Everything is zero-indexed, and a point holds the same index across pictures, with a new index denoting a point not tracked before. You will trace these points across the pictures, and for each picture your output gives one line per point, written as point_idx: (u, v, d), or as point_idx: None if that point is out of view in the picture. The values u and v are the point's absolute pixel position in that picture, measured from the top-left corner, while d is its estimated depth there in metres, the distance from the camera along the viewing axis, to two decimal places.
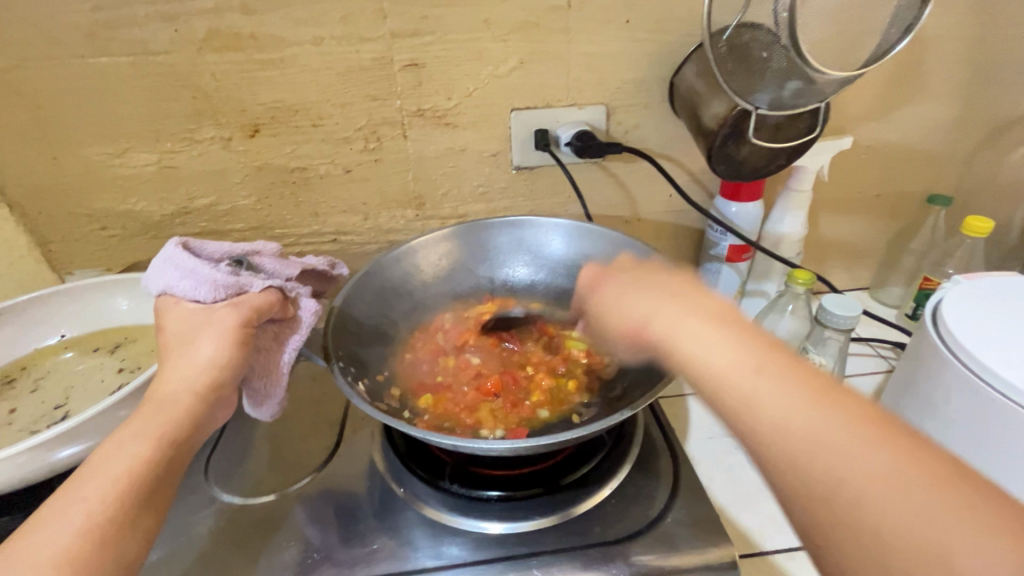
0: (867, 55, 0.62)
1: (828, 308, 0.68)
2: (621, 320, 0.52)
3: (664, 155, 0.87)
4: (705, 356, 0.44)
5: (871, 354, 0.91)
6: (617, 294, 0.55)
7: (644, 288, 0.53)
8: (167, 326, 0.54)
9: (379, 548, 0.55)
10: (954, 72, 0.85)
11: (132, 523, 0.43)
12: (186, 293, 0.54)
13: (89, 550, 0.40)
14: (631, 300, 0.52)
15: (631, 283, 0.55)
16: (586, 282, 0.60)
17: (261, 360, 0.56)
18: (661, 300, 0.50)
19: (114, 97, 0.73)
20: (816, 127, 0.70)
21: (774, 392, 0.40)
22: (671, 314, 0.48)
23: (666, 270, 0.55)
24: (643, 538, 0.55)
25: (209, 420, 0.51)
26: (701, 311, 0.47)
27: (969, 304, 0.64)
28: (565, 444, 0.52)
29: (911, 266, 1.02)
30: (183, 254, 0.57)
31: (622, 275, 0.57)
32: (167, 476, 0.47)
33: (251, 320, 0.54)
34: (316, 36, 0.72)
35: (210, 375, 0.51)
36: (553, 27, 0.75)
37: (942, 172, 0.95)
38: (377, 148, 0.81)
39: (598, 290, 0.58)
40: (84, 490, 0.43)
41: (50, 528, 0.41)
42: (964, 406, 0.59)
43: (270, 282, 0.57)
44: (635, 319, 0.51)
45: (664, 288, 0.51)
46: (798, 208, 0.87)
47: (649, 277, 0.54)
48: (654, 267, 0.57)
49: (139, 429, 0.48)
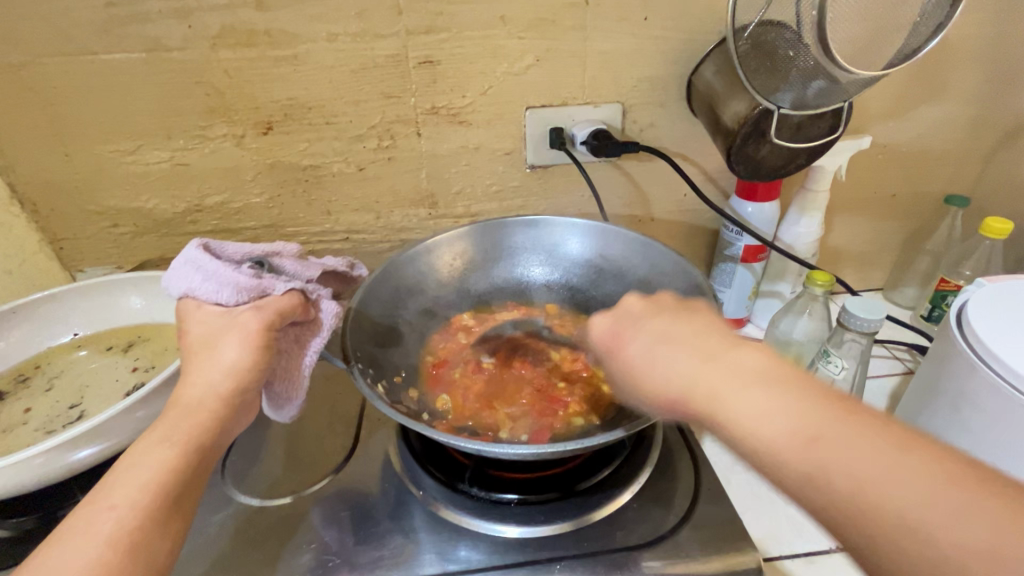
0: (894, 54, 0.61)
1: (850, 310, 0.66)
2: (649, 388, 0.46)
3: (680, 154, 0.86)
4: (767, 435, 0.38)
5: (887, 356, 0.91)
6: (640, 354, 0.47)
7: (673, 349, 0.46)
8: (190, 330, 0.54)
9: (398, 551, 0.55)
10: (974, 71, 0.84)
11: (161, 531, 0.43)
12: (208, 296, 0.54)
13: (118, 559, 0.40)
14: (663, 366, 0.45)
15: (656, 341, 0.47)
16: (599, 336, 0.52)
17: (283, 362, 0.56)
18: (702, 370, 0.43)
19: (127, 94, 0.72)
20: (839, 127, 0.69)
21: (844, 453, 0.35)
22: (719, 386, 0.41)
23: (688, 321, 0.48)
24: (663, 543, 0.54)
25: (233, 424, 0.50)
26: (750, 379, 0.40)
27: (993, 306, 0.63)
28: (588, 449, 0.52)
29: (926, 268, 1.01)
30: (205, 255, 0.57)
31: (639, 328, 0.49)
32: (193, 482, 0.46)
33: (274, 324, 0.53)
34: (331, 33, 0.71)
35: (234, 379, 0.50)
36: (570, 24, 0.74)
37: (959, 173, 0.94)
38: (391, 146, 0.80)
39: (613, 348, 0.50)
40: (112, 497, 0.43)
41: (81, 537, 0.41)
42: (989, 410, 0.58)
43: (292, 283, 0.57)
44: (669, 389, 0.44)
45: (693, 349, 0.45)
46: (814, 208, 0.86)
47: (675, 333, 0.47)
48: (672, 316, 0.49)
49: (165, 434, 0.47)
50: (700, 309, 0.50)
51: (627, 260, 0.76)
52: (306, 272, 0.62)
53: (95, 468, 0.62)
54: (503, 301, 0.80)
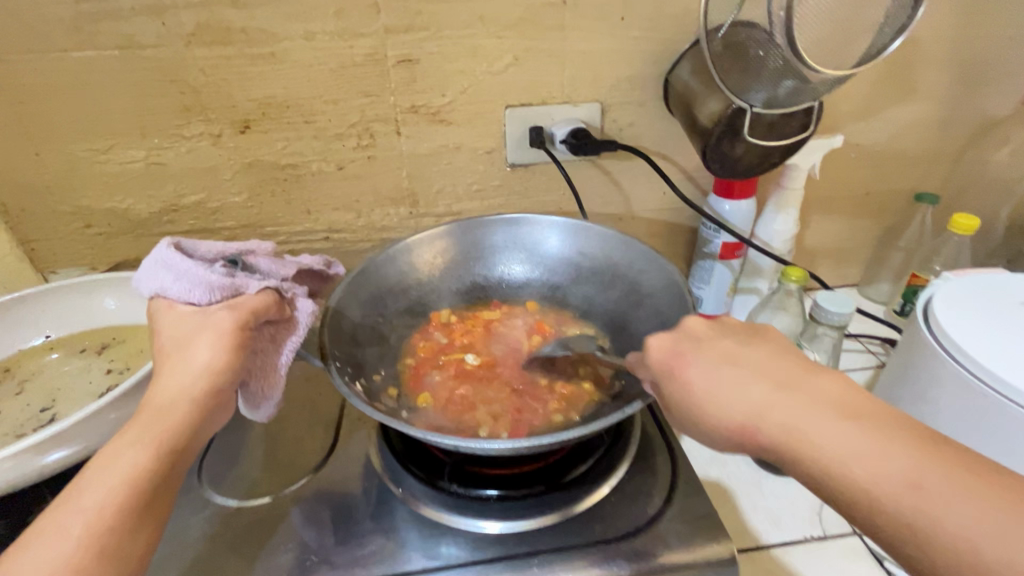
0: (860, 55, 0.63)
1: (821, 305, 0.68)
2: (716, 415, 0.45)
3: (658, 153, 0.87)
4: (867, 477, 0.38)
5: (862, 350, 0.93)
6: (702, 377, 0.46)
7: (742, 373, 0.46)
8: (162, 331, 0.53)
9: (378, 550, 0.55)
10: (943, 71, 0.87)
11: (132, 534, 0.42)
12: (180, 295, 0.53)
13: (88, 563, 0.40)
14: (731, 389, 0.45)
15: (720, 363, 0.47)
16: (654, 353, 0.50)
17: (258, 362, 0.55)
18: (774, 398, 0.43)
19: (99, 92, 0.71)
20: (810, 125, 0.70)
21: (936, 498, 0.36)
22: (793, 412, 0.42)
23: (751, 346, 0.48)
24: (642, 535, 0.55)
25: (208, 425, 0.50)
26: (826, 407, 0.42)
27: (960, 300, 0.65)
28: (566, 443, 0.52)
29: (899, 264, 1.03)
30: (177, 255, 0.56)
31: (701, 350, 0.48)
32: (165, 483, 0.46)
33: (248, 323, 0.53)
34: (308, 31, 0.71)
35: (207, 379, 0.50)
36: (548, 23, 0.75)
37: (930, 171, 0.97)
38: (371, 145, 0.80)
39: (673, 368, 0.48)
40: (80, 501, 0.42)
41: (47, 542, 0.40)
42: (956, 404, 0.60)
43: (266, 282, 0.56)
44: (739, 415, 0.44)
45: (766, 375, 0.45)
46: (790, 206, 0.87)
47: (738, 356, 0.47)
48: (737, 340, 0.49)
49: (137, 436, 0.47)
50: (760, 329, 0.51)
51: (606, 258, 0.77)
52: (280, 271, 0.61)
53: (68, 471, 0.61)
54: (484, 299, 0.80)
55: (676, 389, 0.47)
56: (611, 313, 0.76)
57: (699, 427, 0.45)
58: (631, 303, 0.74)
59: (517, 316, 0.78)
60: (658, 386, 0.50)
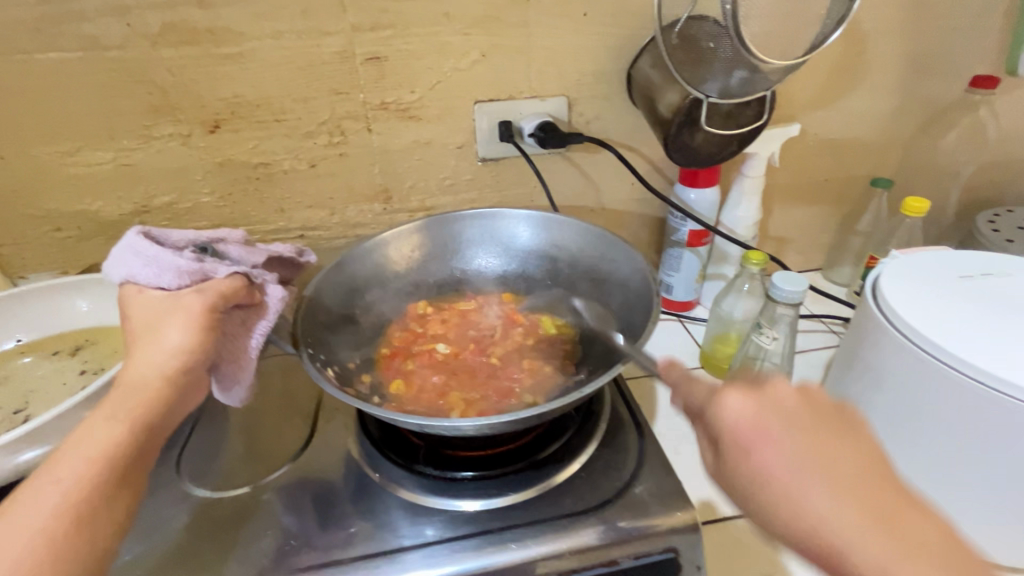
0: (806, 45, 0.66)
1: (774, 287, 0.66)
2: (791, 525, 0.37)
3: (625, 145, 0.90)
4: None
5: (824, 330, 0.97)
6: (785, 475, 0.38)
7: (837, 486, 0.37)
8: (133, 315, 0.54)
9: (356, 532, 0.56)
10: (892, 61, 0.91)
11: (108, 503, 0.44)
12: (150, 280, 0.55)
13: (65, 528, 0.41)
14: (816, 502, 0.37)
15: (810, 460, 0.38)
16: (729, 422, 0.41)
17: (228, 345, 0.56)
18: (874, 534, 0.35)
19: (65, 94, 0.71)
20: (763, 115, 0.74)
21: None
22: (885, 559, 0.34)
23: (851, 446, 0.39)
24: (612, 506, 0.57)
25: (180, 402, 0.51)
26: (936, 562, 0.34)
27: (905, 275, 0.67)
28: (528, 420, 0.54)
29: (859, 247, 1.07)
30: (145, 243, 0.57)
31: (789, 435, 0.39)
32: (140, 455, 0.47)
33: (217, 305, 0.54)
34: (276, 30, 0.72)
35: (179, 358, 0.51)
36: (513, 20, 0.77)
37: (884, 157, 1.01)
38: (342, 142, 0.81)
39: (747, 446, 0.40)
40: (57, 472, 0.43)
41: (25, 510, 0.41)
42: (907, 374, 0.60)
43: (235, 267, 0.57)
44: (822, 537, 0.36)
45: (863, 499, 0.36)
46: (752, 194, 0.91)
47: (834, 461, 0.38)
48: (836, 429, 0.40)
49: (110, 411, 0.48)
50: (859, 419, 0.41)
51: (577, 249, 0.79)
52: (251, 258, 0.63)
53: None
54: (460, 291, 0.82)
55: (748, 473, 0.39)
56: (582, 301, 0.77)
57: (767, 524, 0.39)
58: (601, 290, 0.76)
59: (491, 306, 0.80)
60: (722, 457, 0.42)
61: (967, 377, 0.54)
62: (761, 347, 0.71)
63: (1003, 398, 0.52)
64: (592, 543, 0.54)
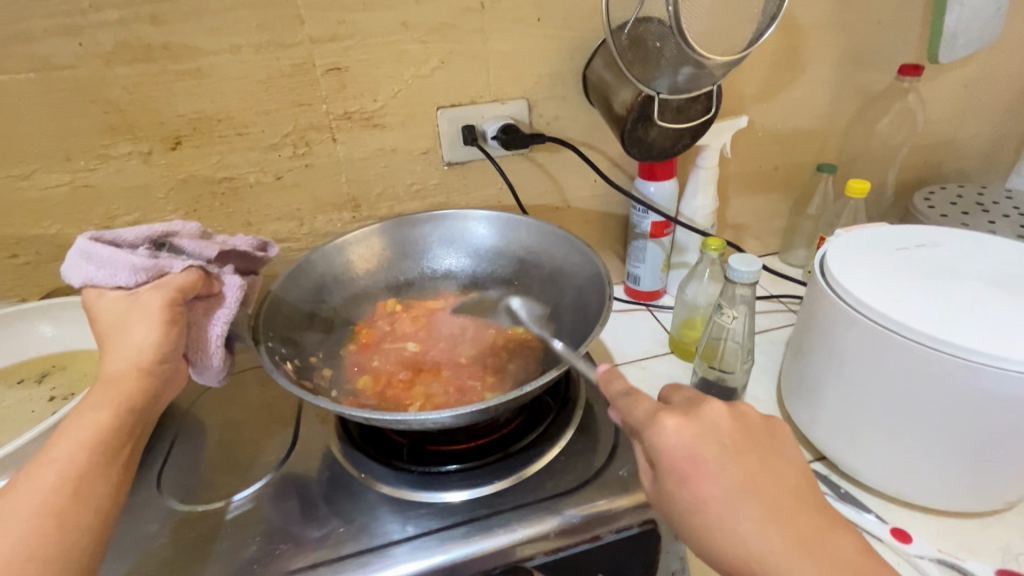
0: (745, 40, 0.71)
1: (731, 268, 0.69)
2: (723, 542, 0.42)
3: (585, 143, 0.93)
4: None
5: (783, 309, 1.02)
6: (720, 499, 0.43)
7: (761, 509, 0.42)
8: (99, 318, 0.55)
9: (345, 531, 0.57)
10: (826, 54, 0.97)
11: (102, 479, 0.47)
12: (106, 282, 0.56)
13: (64, 498, 0.45)
14: (745, 524, 0.42)
15: (736, 484, 0.43)
16: (675, 446, 0.44)
17: (193, 334, 0.58)
18: (784, 551, 0.41)
19: (17, 116, 0.70)
20: (712, 108, 0.78)
21: None
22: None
23: (774, 468, 0.45)
24: (591, 486, 0.59)
25: (159, 390, 0.54)
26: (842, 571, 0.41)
27: (849, 250, 0.71)
28: (496, 409, 0.56)
29: (810, 230, 1.14)
30: (97, 245, 0.57)
31: (724, 458, 0.44)
32: (128, 438, 0.51)
33: (177, 299, 0.56)
34: (233, 44, 0.72)
35: (151, 350, 0.53)
36: (469, 27, 0.79)
37: (827, 144, 1.07)
38: (307, 153, 0.82)
39: (688, 469, 0.44)
40: (52, 453, 0.47)
41: (26, 486, 0.44)
42: (857, 341, 0.63)
43: (190, 261, 0.58)
44: (748, 551, 0.42)
45: (782, 520, 0.42)
46: (707, 185, 0.95)
47: (760, 485, 0.44)
48: (757, 452, 0.45)
49: (95, 400, 0.51)
50: (777, 438, 0.47)
51: (531, 245, 0.82)
52: (204, 251, 0.61)
53: None
54: (423, 290, 0.84)
55: (685, 497, 0.44)
56: (540, 294, 0.80)
57: (700, 542, 0.44)
58: (556, 283, 0.79)
59: (454, 305, 0.82)
60: (662, 478, 0.45)
61: (907, 340, 0.58)
62: (723, 327, 0.76)
63: (944, 360, 0.56)
64: (577, 520, 0.56)
